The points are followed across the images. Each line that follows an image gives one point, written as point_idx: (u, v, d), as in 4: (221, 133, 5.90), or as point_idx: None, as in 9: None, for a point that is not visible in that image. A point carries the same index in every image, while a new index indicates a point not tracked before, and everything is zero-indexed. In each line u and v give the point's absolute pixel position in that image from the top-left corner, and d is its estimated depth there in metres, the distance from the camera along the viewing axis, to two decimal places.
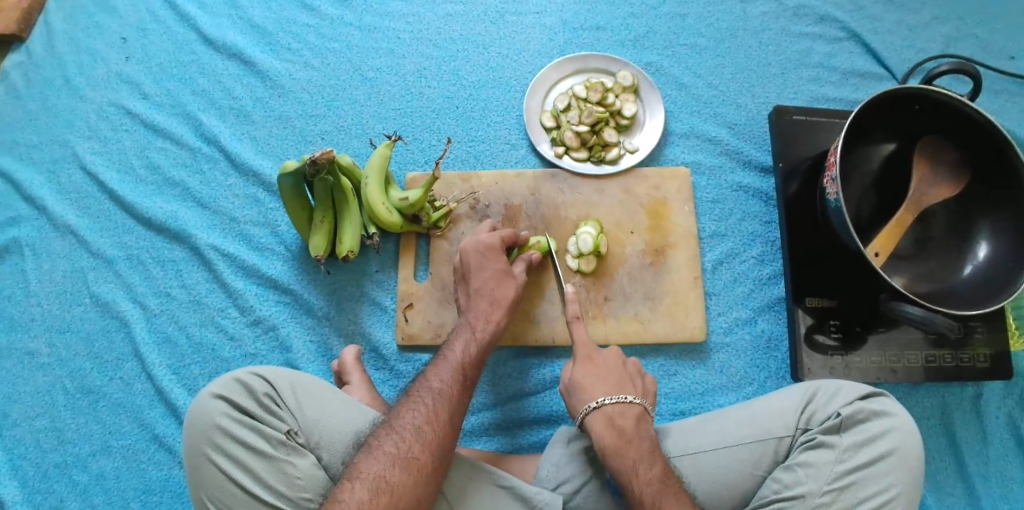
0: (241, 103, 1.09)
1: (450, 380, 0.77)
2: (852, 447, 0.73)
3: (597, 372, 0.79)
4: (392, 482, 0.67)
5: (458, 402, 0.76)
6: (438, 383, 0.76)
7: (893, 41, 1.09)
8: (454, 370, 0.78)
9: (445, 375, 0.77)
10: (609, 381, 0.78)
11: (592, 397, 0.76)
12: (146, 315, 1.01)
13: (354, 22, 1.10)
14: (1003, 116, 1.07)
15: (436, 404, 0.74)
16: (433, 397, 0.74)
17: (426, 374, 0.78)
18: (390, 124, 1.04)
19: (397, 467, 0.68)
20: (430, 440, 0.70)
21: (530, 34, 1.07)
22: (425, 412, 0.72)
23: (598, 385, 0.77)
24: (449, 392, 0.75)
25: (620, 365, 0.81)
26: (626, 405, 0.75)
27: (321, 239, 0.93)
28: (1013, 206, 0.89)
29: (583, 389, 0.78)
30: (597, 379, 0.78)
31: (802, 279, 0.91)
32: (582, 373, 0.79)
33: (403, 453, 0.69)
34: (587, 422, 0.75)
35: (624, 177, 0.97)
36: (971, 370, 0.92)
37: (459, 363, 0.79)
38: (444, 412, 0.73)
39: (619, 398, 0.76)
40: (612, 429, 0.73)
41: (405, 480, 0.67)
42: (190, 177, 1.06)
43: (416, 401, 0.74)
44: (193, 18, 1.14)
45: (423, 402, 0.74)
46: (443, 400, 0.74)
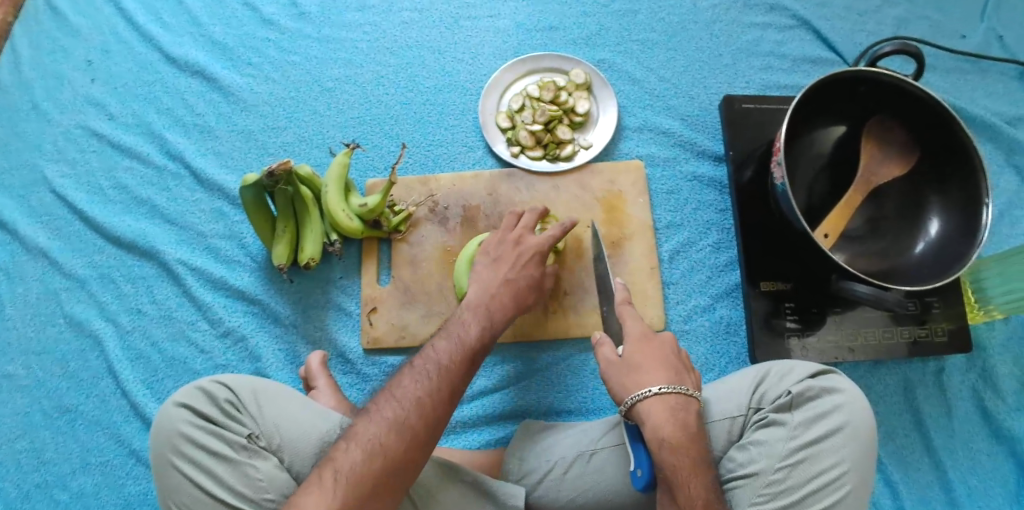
0: (204, 119, 1.11)
1: (455, 356, 0.74)
2: (802, 424, 0.74)
3: (652, 355, 0.76)
4: (386, 446, 0.66)
5: (461, 377, 0.73)
6: (441, 356, 0.74)
7: (843, 27, 1.10)
8: (462, 349, 0.75)
9: (450, 351, 0.75)
10: (664, 369, 0.75)
11: (651, 383, 0.73)
12: (119, 333, 1.04)
13: (312, 34, 1.12)
14: (954, 95, 1.08)
15: (439, 377, 0.72)
16: (435, 370, 0.72)
17: (433, 345, 0.76)
18: (349, 132, 1.06)
19: (395, 431, 0.67)
20: (429, 412, 0.69)
21: (485, 37, 1.09)
22: (426, 383, 0.71)
23: (658, 372, 0.74)
24: (453, 368, 0.73)
25: (674, 352, 0.78)
26: (687, 399, 0.73)
27: (283, 248, 0.95)
28: (960, 181, 0.90)
29: (639, 374, 0.74)
30: (654, 365, 0.75)
31: (756, 263, 0.93)
32: (638, 355, 0.76)
33: (399, 420, 0.68)
34: (642, 409, 0.72)
35: (579, 172, 0.98)
36: (931, 345, 0.94)
37: (468, 341, 0.76)
38: (446, 386, 0.71)
39: (679, 389, 0.73)
40: (676, 422, 0.70)
41: (398, 446, 0.66)
42: (157, 194, 1.09)
43: (419, 371, 0.72)
44: (155, 37, 1.16)
45: (426, 375, 0.72)
46: (447, 374, 0.72)
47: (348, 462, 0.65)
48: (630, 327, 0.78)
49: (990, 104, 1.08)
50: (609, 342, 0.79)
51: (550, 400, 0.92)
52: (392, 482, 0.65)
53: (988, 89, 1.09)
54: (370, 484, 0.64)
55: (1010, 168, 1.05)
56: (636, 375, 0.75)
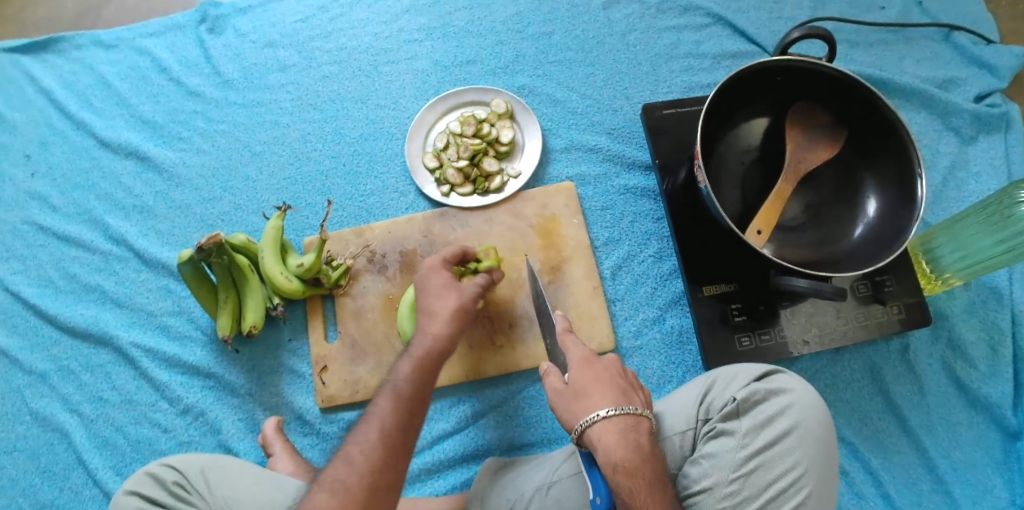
0: (143, 199, 1.12)
1: (399, 403, 0.70)
2: (750, 430, 0.72)
3: (597, 378, 0.70)
4: (351, 484, 0.63)
5: (410, 424, 0.70)
6: (385, 405, 0.70)
7: (759, 17, 1.10)
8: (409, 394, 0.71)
9: (395, 398, 0.71)
10: (610, 391, 0.69)
11: (597, 407, 0.67)
12: (84, 422, 1.04)
13: (238, 101, 1.14)
14: (881, 68, 1.07)
15: (385, 427, 0.68)
16: (379, 421, 0.68)
17: (375, 399, 0.72)
18: (283, 194, 1.07)
19: (343, 492, 0.62)
20: (391, 442, 0.67)
21: (405, 80, 1.10)
22: (370, 437, 0.67)
23: (604, 392, 0.69)
24: (397, 416, 0.69)
25: (619, 371, 0.72)
26: (637, 417, 0.67)
27: (226, 319, 0.95)
28: (892, 155, 0.87)
29: (587, 398, 0.69)
30: (600, 387, 0.70)
31: (696, 269, 0.91)
32: (582, 380, 0.70)
33: (345, 479, 0.63)
34: (592, 435, 0.66)
35: (511, 202, 0.98)
36: (887, 326, 0.91)
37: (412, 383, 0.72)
38: (391, 437, 0.67)
39: (627, 409, 0.67)
40: (627, 444, 0.65)
41: (364, 481, 0.64)
42: (105, 279, 1.09)
43: (366, 425, 0.68)
44: (88, 125, 1.17)
45: (372, 428, 0.68)
46: (393, 422, 0.68)
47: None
48: (572, 352, 0.73)
49: (918, 71, 1.06)
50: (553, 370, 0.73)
51: (512, 435, 0.91)
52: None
53: (913, 57, 1.08)
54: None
55: (948, 132, 1.03)
56: (584, 400, 0.69)
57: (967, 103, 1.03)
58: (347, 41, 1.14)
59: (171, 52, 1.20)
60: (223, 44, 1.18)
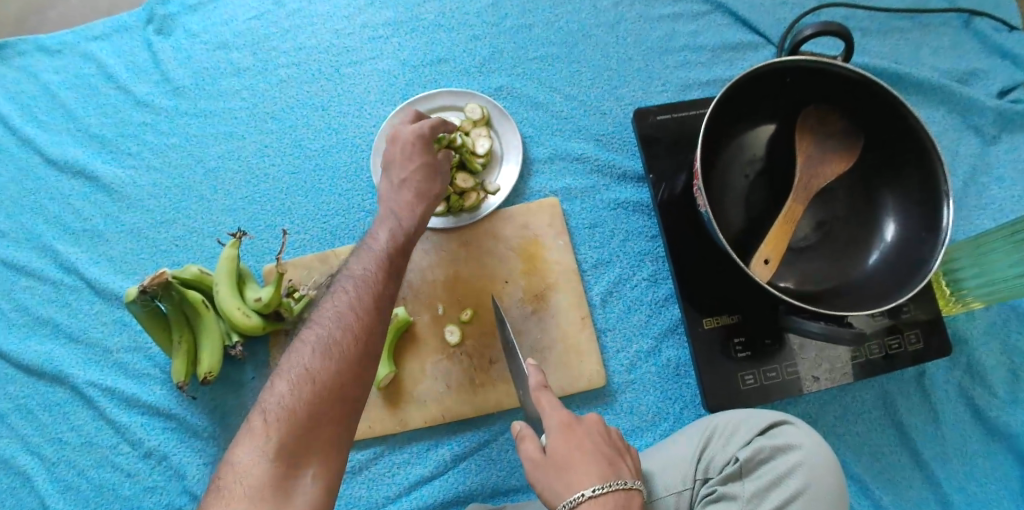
0: (93, 223, 1.03)
1: (352, 324, 0.65)
2: (755, 495, 0.64)
3: (579, 445, 0.60)
4: (313, 370, 0.61)
5: (369, 345, 0.65)
6: (339, 325, 0.64)
7: (763, 2, 0.99)
8: (366, 312, 0.66)
9: (349, 320, 0.65)
10: (595, 460, 0.59)
11: (582, 483, 0.57)
12: (44, 465, 0.96)
13: (190, 110, 1.03)
14: (896, 57, 0.96)
15: (341, 350, 0.63)
16: (335, 344, 0.63)
17: (325, 312, 0.66)
18: (240, 215, 0.97)
19: (296, 416, 0.59)
20: (351, 325, 0.65)
21: (370, 82, 1.00)
22: (324, 365, 0.62)
23: (588, 463, 0.59)
24: (350, 340, 0.64)
25: (604, 435, 0.62)
26: (628, 493, 0.57)
27: (181, 360, 0.87)
28: (917, 169, 0.77)
29: (569, 470, 0.59)
30: (582, 457, 0.59)
31: (695, 299, 0.83)
32: (563, 446, 0.60)
33: (299, 408, 0.60)
34: None
35: (489, 221, 0.89)
36: (906, 355, 0.82)
37: (368, 301, 0.67)
38: (348, 362, 0.63)
39: (614, 485, 0.56)
40: None
41: (325, 368, 0.62)
42: (57, 311, 1.01)
43: (317, 346, 0.63)
44: (32, 140, 1.07)
45: (324, 351, 0.63)
46: (349, 346, 0.63)
47: (249, 457, 0.58)
48: (548, 413, 0.63)
49: (937, 61, 0.95)
50: (524, 434, 0.62)
51: (494, 480, 0.84)
52: (310, 461, 0.59)
53: (932, 44, 0.96)
54: (284, 471, 0.57)
55: (969, 130, 0.92)
56: (567, 473, 0.58)
57: (989, 98, 0.92)
58: (305, 40, 1.03)
59: (118, 57, 1.09)
60: (172, 47, 1.07)
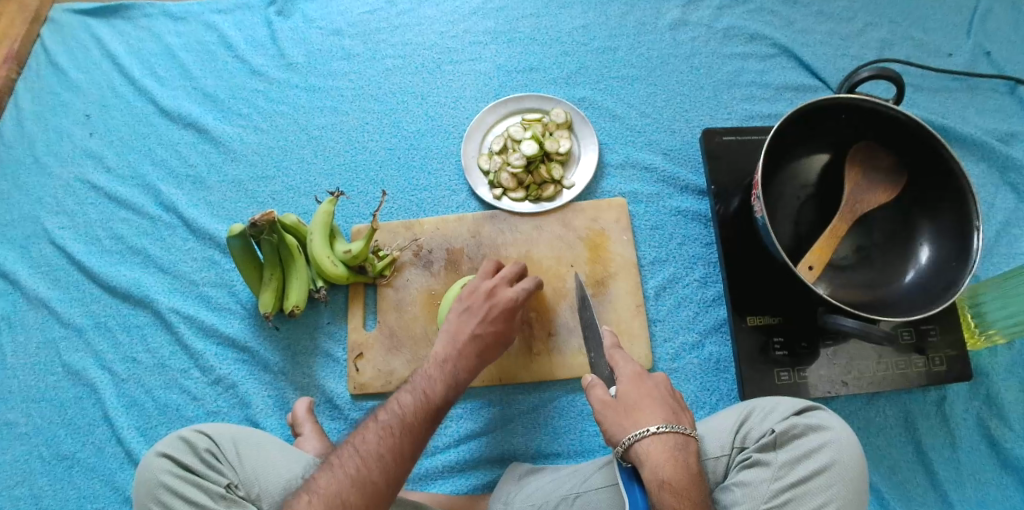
0: (196, 170, 1.14)
1: (417, 411, 0.74)
2: (786, 464, 0.71)
3: (644, 395, 0.71)
4: (359, 472, 0.67)
5: (408, 456, 0.71)
6: (413, 396, 0.75)
7: (826, 52, 1.10)
8: (441, 389, 0.76)
9: (424, 393, 0.75)
10: (661, 408, 0.70)
11: (648, 422, 0.68)
12: (114, 380, 1.04)
13: (300, 84, 1.15)
14: (943, 116, 1.06)
15: (409, 423, 0.72)
16: (399, 425, 0.72)
17: (395, 398, 0.75)
18: (335, 180, 1.08)
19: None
20: (400, 438, 0.71)
21: (466, 80, 1.11)
22: (387, 439, 0.70)
23: (654, 409, 0.69)
24: (414, 424, 0.72)
25: (668, 390, 0.73)
26: (687, 438, 0.68)
27: (269, 296, 0.96)
28: (951, 205, 0.87)
29: (636, 413, 0.69)
30: (647, 405, 0.70)
31: (741, 299, 0.91)
32: (629, 392, 0.71)
33: (358, 476, 0.67)
34: (639, 450, 0.66)
35: (562, 211, 0.99)
36: (928, 375, 0.90)
37: (441, 383, 0.77)
38: (406, 441, 0.71)
39: (677, 428, 0.67)
40: (677, 463, 0.65)
41: (371, 475, 0.67)
42: (151, 244, 1.11)
43: (381, 425, 0.72)
44: (151, 92, 1.19)
45: (388, 430, 0.71)
46: (394, 453, 0.70)
47: None
48: (621, 367, 0.74)
49: (981, 122, 1.05)
50: (597, 383, 0.73)
51: (537, 443, 0.91)
52: None
53: (977, 108, 1.06)
54: None
55: (1005, 187, 1.02)
56: (633, 415, 0.69)
57: None
58: (412, 37, 1.15)
59: (239, 30, 1.22)
60: (291, 28, 1.19)
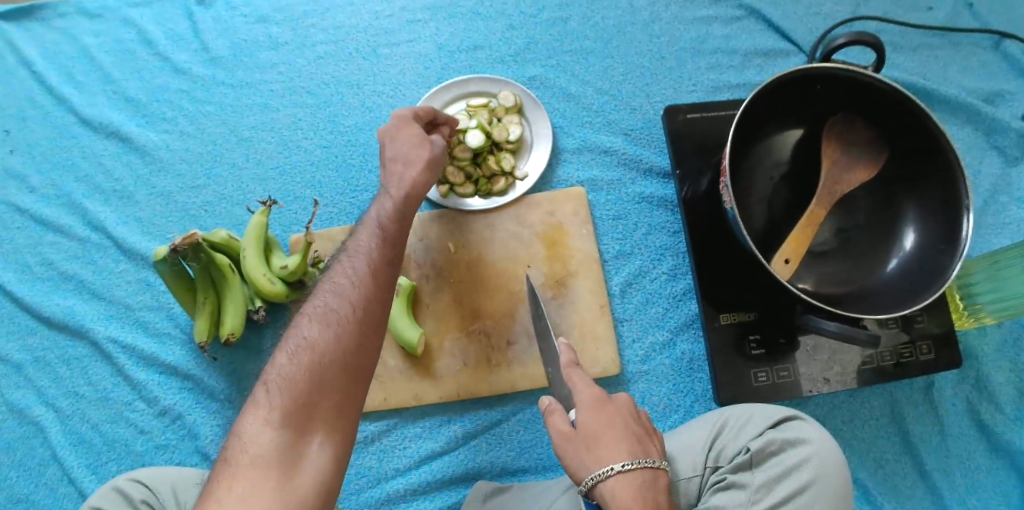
0: (123, 184, 1.04)
1: (372, 259, 0.64)
2: (764, 485, 0.66)
3: (608, 424, 0.64)
4: (312, 339, 0.59)
5: (373, 308, 0.62)
6: (336, 300, 0.61)
7: (797, 11, 1.00)
8: (364, 285, 0.62)
9: (346, 290, 0.62)
10: (625, 439, 0.63)
11: (612, 458, 0.61)
12: (58, 417, 0.97)
13: (226, 80, 1.05)
14: (924, 75, 0.97)
15: (338, 335, 0.59)
16: (354, 279, 0.62)
17: (343, 255, 0.65)
18: (270, 185, 0.99)
19: (298, 387, 0.56)
20: (358, 292, 0.62)
21: (406, 64, 1.01)
22: (342, 295, 0.61)
23: (618, 442, 0.62)
24: (373, 274, 0.63)
25: (632, 414, 0.66)
26: (655, 471, 0.62)
27: (203, 322, 0.88)
28: (940, 183, 0.78)
29: (600, 445, 0.62)
30: (612, 436, 0.63)
31: (713, 294, 0.84)
32: (592, 420, 0.64)
33: (316, 341, 0.58)
34: (602, 490, 0.60)
35: (515, 206, 0.91)
36: (914, 365, 0.84)
37: (364, 271, 0.63)
38: (364, 296, 0.62)
39: (641, 462, 0.61)
40: (646, 503, 0.58)
41: (328, 336, 0.59)
42: (82, 268, 1.02)
43: (334, 284, 0.62)
44: (69, 99, 1.09)
45: (342, 286, 0.62)
46: (351, 313, 0.60)
47: (253, 428, 0.55)
48: (582, 391, 0.66)
49: (965, 80, 0.97)
50: (556, 408, 0.67)
51: (503, 459, 0.85)
52: (316, 428, 0.56)
53: (960, 64, 0.97)
54: (287, 439, 0.54)
55: (992, 150, 0.94)
56: (595, 448, 0.62)
57: (1014, 120, 0.94)
58: (345, 19, 1.04)
59: (158, 23, 1.10)
60: (212, 17, 1.08)
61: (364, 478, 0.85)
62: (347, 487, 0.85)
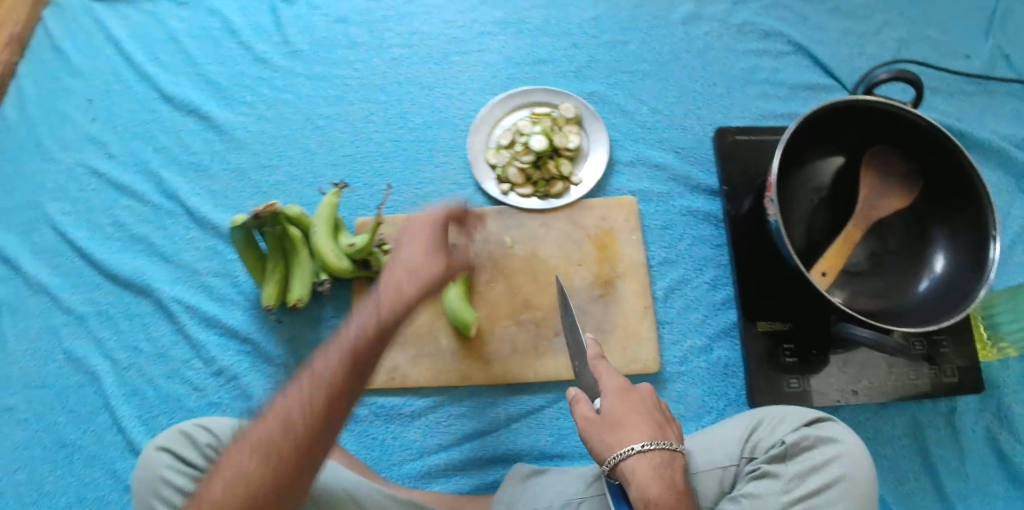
0: (198, 158, 1.12)
1: (350, 358, 0.62)
2: (796, 477, 0.70)
3: (631, 410, 0.69)
4: (274, 440, 0.59)
5: (340, 404, 0.61)
6: (304, 400, 0.60)
7: (843, 51, 1.07)
8: (336, 381, 0.61)
9: (316, 385, 0.61)
10: (646, 423, 0.68)
11: (633, 439, 0.66)
12: (116, 369, 1.03)
13: (304, 72, 1.13)
14: (960, 119, 1.03)
15: (298, 435, 0.59)
16: (324, 377, 0.61)
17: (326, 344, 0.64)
18: (340, 171, 1.06)
19: (254, 481, 0.58)
20: (328, 393, 0.61)
21: (475, 72, 1.09)
22: (308, 396, 0.60)
23: (639, 425, 0.68)
24: (346, 373, 0.61)
25: (654, 402, 0.71)
26: (671, 453, 0.67)
27: (271, 289, 0.95)
28: (968, 215, 0.84)
29: (621, 429, 0.67)
30: (633, 421, 0.68)
31: (752, 304, 0.89)
32: (616, 407, 0.69)
33: (276, 440, 0.59)
34: (625, 468, 0.65)
35: (570, 209, 0.97)
36: (939, 386, 0.89)
37: (342, 368, 0.61)
38: (331, 398, 0.60)
39: (660, 445, 0.66)
40: (662, 481, 0.64)
41: (291, 437, 0.59)
42: (153, 232, 1.09)
43: (306, 380, 0.61)
44: (153, 77, 1.17)
45: (314, 385, 0.61)
46: (318, 413, 0.60)
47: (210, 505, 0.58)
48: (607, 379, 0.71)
49: (999, 127, 1.03)
50: (581, 395, 0.71)
51: (541, 444, 0.90)
52: None
53: (996, 113, 1.04)
54: None
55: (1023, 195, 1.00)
56: (618, 430, 0.67)
57: None
58: (419, 26, 1.12)
59: (243, 16, 1.19)
60: (295, 14, 1.17)
61: (407, 450, 0.91)
62: (391, 456, 0.90)
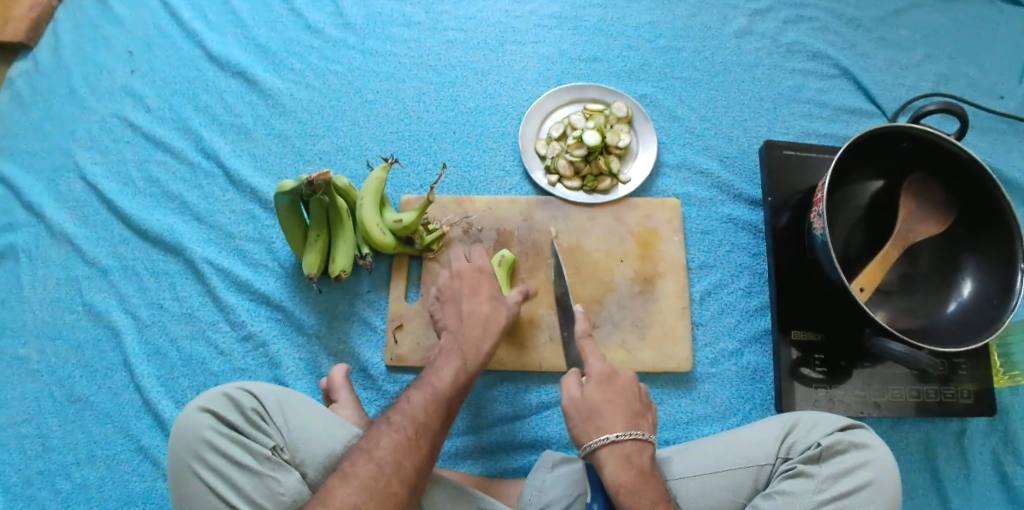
0: (241, 121, 1.11)
1: (434, 407, 0.75)
2: (830, 477, 0.72)
3: (610, 398, 0.73)
4: (378, 483, 0.66)
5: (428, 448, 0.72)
6: (404, 441, 0.70)
7: (885, 79, 1.11)
8: (426, 427, 0.72)
9: (413, 426, 0.72)
10: (624, 413, 0.71)
11: (610, 429, 0.70)
12: (137, 326, 1.01)
13: (356, 46, 1.13)
14: (990, 155, 1.07)
15: (398, 476, 0.68)
16: (416, 421, 0.72)
17: (409, 393, 0.76)
18: (388, 147, 1.06)
19: None
20: (420, 439, 0.71)
21: (529, 62, 1.10)
22: (404, 438, 0.70)
23: (615, 416, 0.71)
24: (431, 419, 0.73)
25: (635, 391, 0.74)
26: (644, 443, 0.70)
27: (314, 257, 0.95)
28: (998, 246, 0.88)
29: (598, 416, 0.71)
30: (613, 409, 0.72)
31: (787, 313, 0.92)
32: (595, 394, 0.73)
33: (377, 478, 0.66)
34: (599, 457, 0.69)
35: (614, 205, 0.99)
36: (956, 406, 0.92)
37: (432, 413, 0.74)
38: (424, 441, 0.71)
39: (636, 435, 0.69)
40: (631, 467, 0.68)
41: (393, 476, 0.67)
42: (188, 190, 1.08)
43: (398, 423, 0.72)
44: (198, 35, 1.16)
45: (408, 429, 0.71)
46: (413, 457, 0.70)
47: None
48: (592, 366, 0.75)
49: None
50: (572, 377, 0.75)
51: None
52: None
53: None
54: None
55: None
56: (595, 418, 0.71)
57: None
58: (476, 13, 1.13)
59: None
60: None
61: None
62: None
